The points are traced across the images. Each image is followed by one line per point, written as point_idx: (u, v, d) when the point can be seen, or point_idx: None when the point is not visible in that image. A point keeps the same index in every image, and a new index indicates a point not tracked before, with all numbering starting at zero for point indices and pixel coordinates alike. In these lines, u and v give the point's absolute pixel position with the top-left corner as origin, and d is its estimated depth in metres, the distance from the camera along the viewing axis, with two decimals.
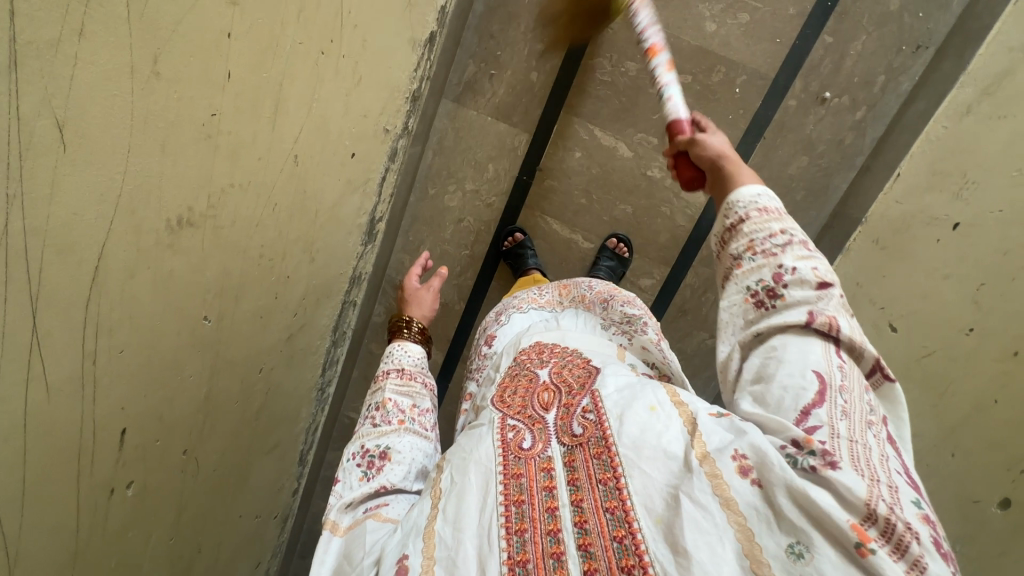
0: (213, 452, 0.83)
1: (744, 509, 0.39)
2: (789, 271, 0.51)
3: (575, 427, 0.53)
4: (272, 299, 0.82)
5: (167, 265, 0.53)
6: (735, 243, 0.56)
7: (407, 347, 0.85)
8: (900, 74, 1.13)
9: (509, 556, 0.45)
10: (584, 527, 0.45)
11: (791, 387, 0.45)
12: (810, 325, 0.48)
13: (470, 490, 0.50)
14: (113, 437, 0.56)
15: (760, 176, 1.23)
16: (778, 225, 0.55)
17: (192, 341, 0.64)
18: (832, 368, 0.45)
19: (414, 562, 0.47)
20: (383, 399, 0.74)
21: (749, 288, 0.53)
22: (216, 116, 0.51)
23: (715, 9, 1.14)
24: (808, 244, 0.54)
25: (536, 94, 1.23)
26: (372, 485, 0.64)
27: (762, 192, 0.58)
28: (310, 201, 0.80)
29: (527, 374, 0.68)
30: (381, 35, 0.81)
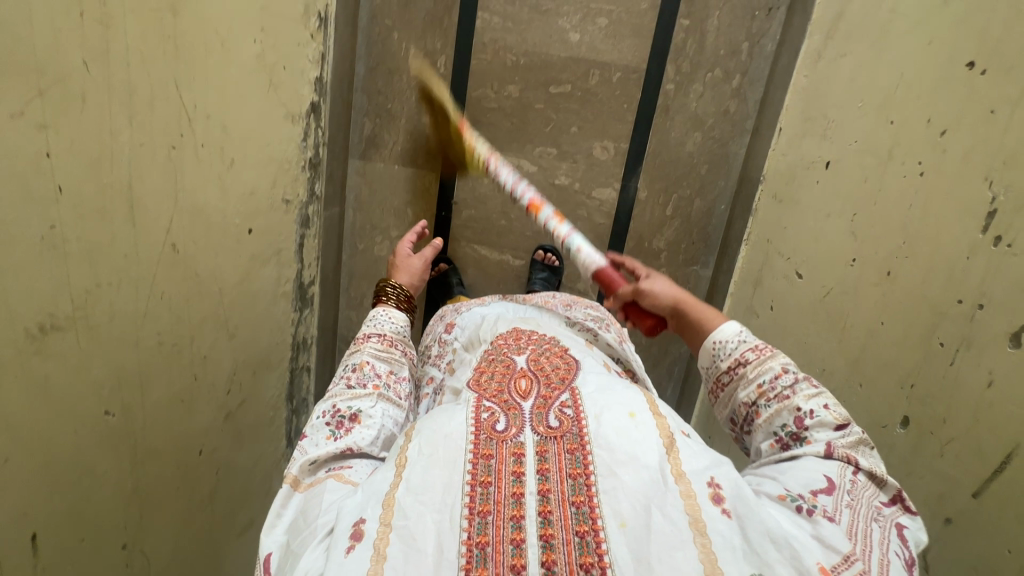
0: (166, 540, 0.85)
1: (713, 532, 0.49)
2: (809, 416, 0.63)
3: (552, 419, 0.61)
4: (192, 382, 0.85)
5: (37, 372, 0.57)
6: (745, 389, 0.68)
7: (391, 314, 0.93)
8: (761, 37, 1.18)
9: (469, 536, 0.51)
10: (547, 518, 0.52)
11: (805, 478, 0.57)
12: (829, 455, 0.60)
13: (439, 467, 0.56)
14: (22, 543, 0.59)
15: (661, 160, 1.27)
16: (777, 363, 0.68)
17: (97, 438, 0.67)
18: (844, 477, 0.58)
19: (369, 526, 0.52)
20: (362, 361, 0.82)
21: (774, 434, 0.65)
22: (56, 228, 0.56)
23: (573, 20, 1.20)
24: (810, 381, 0.67)
25: (434, 135, 1.29)
26: (339, 444, 0.70)
27: (744, 333, 0.71)
28: (208, 282, 0.85)
29: (504, 360, 0.76)
30: (244, 119, 0.87)
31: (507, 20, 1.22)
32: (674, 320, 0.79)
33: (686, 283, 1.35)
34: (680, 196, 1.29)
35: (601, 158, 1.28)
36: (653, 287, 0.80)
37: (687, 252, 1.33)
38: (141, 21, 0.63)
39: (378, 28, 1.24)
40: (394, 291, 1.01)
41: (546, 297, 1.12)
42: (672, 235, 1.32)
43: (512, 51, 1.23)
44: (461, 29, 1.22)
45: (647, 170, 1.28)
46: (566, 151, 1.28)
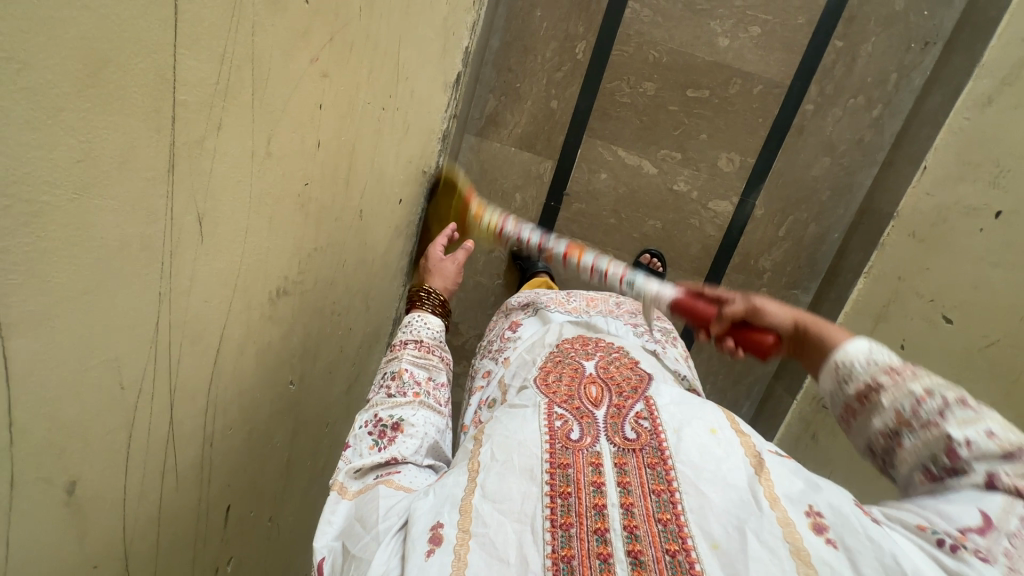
0: (290, 512, 0.81)
1: (819, 562, 0.40)
2: (964, 445, 0.42)
3: (629, 431, 0.55)
4: (339, 353, 0.82)
5: (266, 335, 0.53)
6: (880, 416, 0.46)
7: (427, 319, 0.82)
8: (912, 70, 1.16)
9: (554, 549, 0.44)
10: (634, 533, 0.45)
11: (946, 512, 0.40)
12: (993, 487, 0.41)
13: (515, 474, 0.49)
14: (219, 516, 0.55)
15: (785, 180, 1.25)
16: (920, 384, 0.45)
17: (280, 406, 0.63)
18: (1012, 519, 0.39)
19: (449, 532, 0.45)
20: (400, 368, 0.71)
21: (922, 465, 0.44)
22: (307, 186, 0.52)
23: (726, 25, 1.17)
24: (969, 400, 0.44)
25: (558, 122, 1.26)
26: (383, 455, 0.60)
27: (873, 347, 0.49)
28: (369, 250, 0.81)
29: (573, 363, 0.71)
30: (423, 84, 0.82)
31: (657, 15, 1.18)
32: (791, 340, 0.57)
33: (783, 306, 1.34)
34: (796, 219, 1.28)
35: (724, 170, 1.25)
36: (766, 304, 0.58)
37: (791, 275, 1.32)
38: None
39: (521, 4, 1.20)
40: (429, 295, 0.86)
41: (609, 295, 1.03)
42: (779, 256, 1.30)
43: (656, 47, 1.20)
44: (609, 17, 1.18)
45: (769, 188, 1.26)
46: (690, 157, 1.26)
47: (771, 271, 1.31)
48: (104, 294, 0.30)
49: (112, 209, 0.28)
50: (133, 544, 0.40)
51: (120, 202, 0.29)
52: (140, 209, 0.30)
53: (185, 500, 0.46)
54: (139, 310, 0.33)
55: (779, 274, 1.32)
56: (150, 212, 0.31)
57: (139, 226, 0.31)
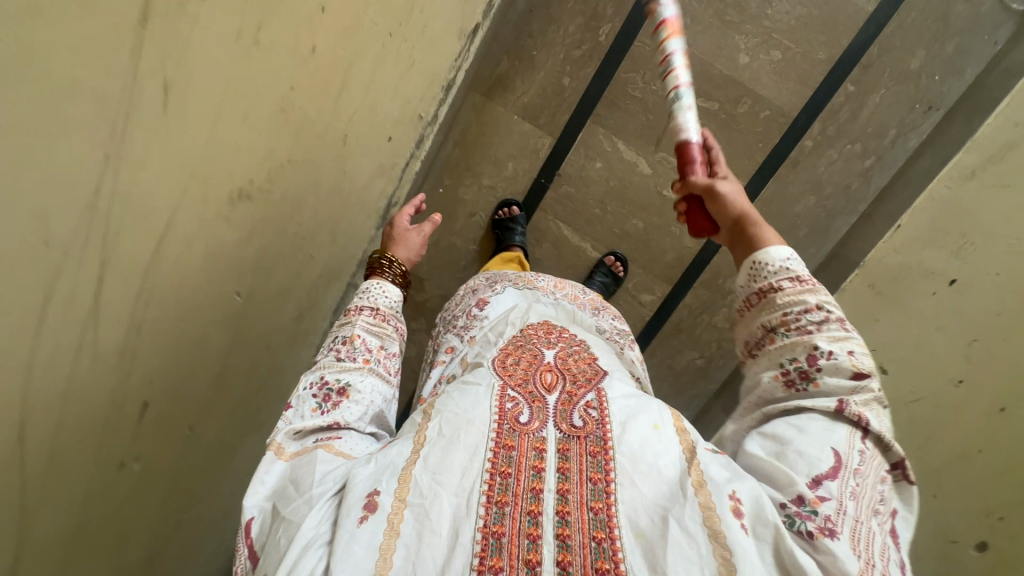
0: (212, 428, 0.80)
1: (734, 541, 0.42)
2: (825, 356, 0.52)
3: (575, 418, 0.54)
4: (294, 278, 0.79)
5: (218, 239, 0.51)
6: (769, 315, 0.57)
7: (386, 287, 0.77)
8: (910, 130, 1.19)
9: (485, 524, 0.45)
10: (564, 518, 0.46)
11: (806, 454, 0.46)
12: (839, 413, 0.49)
13: (460, 450, 0.50)
14: (135, 410, 0.53)
15: (769, 210, 1.27)
16: (813, 298, 0.56)
17: (221, 314, 0.60)
18: (852, 452, 0.47)
19: (385, 500, 0.46)
20: (352, 333, 0.67)
21: (781, 365, 0.55)
22: (291, 92, 0.49)
23: (750, 42, 1.17)
24: (846, 323, 0.54)
25: (566, 100, 1.24)
26: (325, 418, 0.58)
27: (791, 257, 0.58)
28: (347, 180, 0.78)
29: (532, 349, 0.67)
30: (437, 23, 0.79)
31: (687, 15, 1.17)
32: (730, 232, 0.66)
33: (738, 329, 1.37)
34: None
35: None
36: (723, 190, 0.65)
37: None
38: None
39: None
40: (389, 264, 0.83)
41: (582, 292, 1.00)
42: None
43: None
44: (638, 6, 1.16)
45: None
46: None
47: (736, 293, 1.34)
48: (41, 135, 0.28)
49: (64, 45, 0.27)
50: (32, 417, 0.38)
51: (74, 40, 0.27)
52: (93, 53, 0.28)
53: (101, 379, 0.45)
54: (79, 168, 0.31)
55: None
56: (107, 59, 0.29)
57: (91, 71, 0.29)
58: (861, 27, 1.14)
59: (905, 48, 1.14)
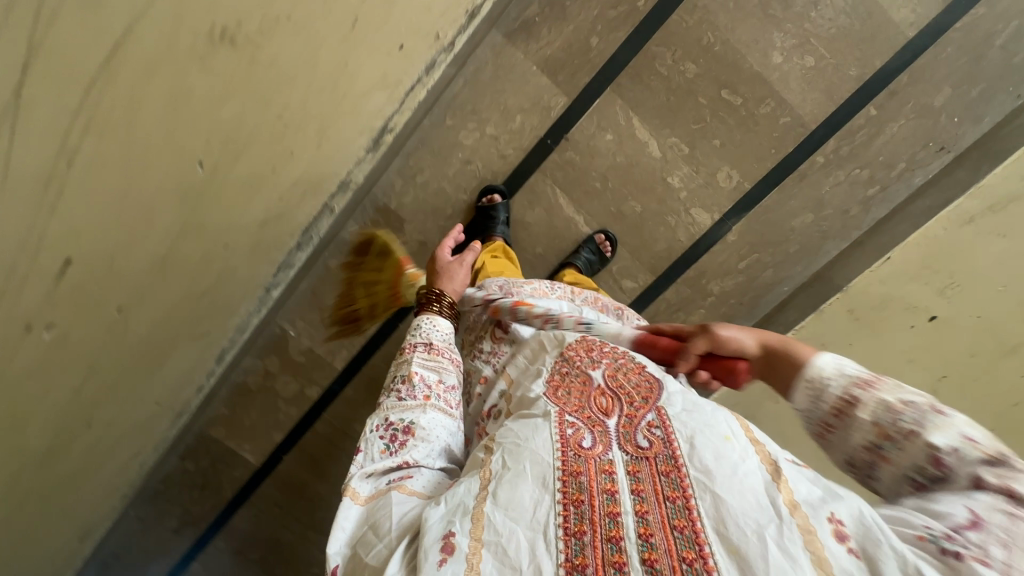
0: (144, 321, 0.71)
1: (842, 573, 0.41)
2: (948, 453, 0.45)
3: (641, 439, 0.57)
4: (267, 173, 0.71)
5: (189, 80, 0.45)
6: (860, 433, 0.50)
7: (436, 321, 0.83)
8: (918, 167, 1.19)
9: (568, 558, 0.47)
10: (650, 541, 0.47)
11: (938, 511, 0.42)
12: (976, 488, 0.43)
13: (528, 481, 0.53)
14: (52, 266, 0.45)
15: (766, 219, 1.25)
16: (893, 395, 0.49)
17: (178, 183, 0.53)
18: (994, 511, 0.40)
19: (461, 540, 0.48)
20: (411, 371, 0.74)
21: (910, 477, 0.47)
22: None
23: (786, 42, 1.13)
24: (943, 407, 0.47)
25: (590, 61, 1.17)
26: (395, 460, 0.64)
27: (842, 363, 0.54)
28: (345, 75, 0.70)
29: (580, 371, 0.69)
30: None
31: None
32: (763, 363, 0.64)
33: None
34: (759, 259, 1.29)
35: (720, 184, 1.24)
36: (730, 334, 0.66)
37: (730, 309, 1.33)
38: None
39: None
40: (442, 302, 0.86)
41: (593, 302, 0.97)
42: (729, 286, 1.32)
43: (714, 32, 1.14)
44: None
45: (750, 219, 1.26)
46: (695, 157, 1.23)
47: (716, 297, 1.33)
48: None
49: None
50: None
51: None
52: None
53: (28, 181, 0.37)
54: None
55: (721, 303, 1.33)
56: None
57: None
58: (897, 51, 1.12)
59: (932, 83, 1.13)
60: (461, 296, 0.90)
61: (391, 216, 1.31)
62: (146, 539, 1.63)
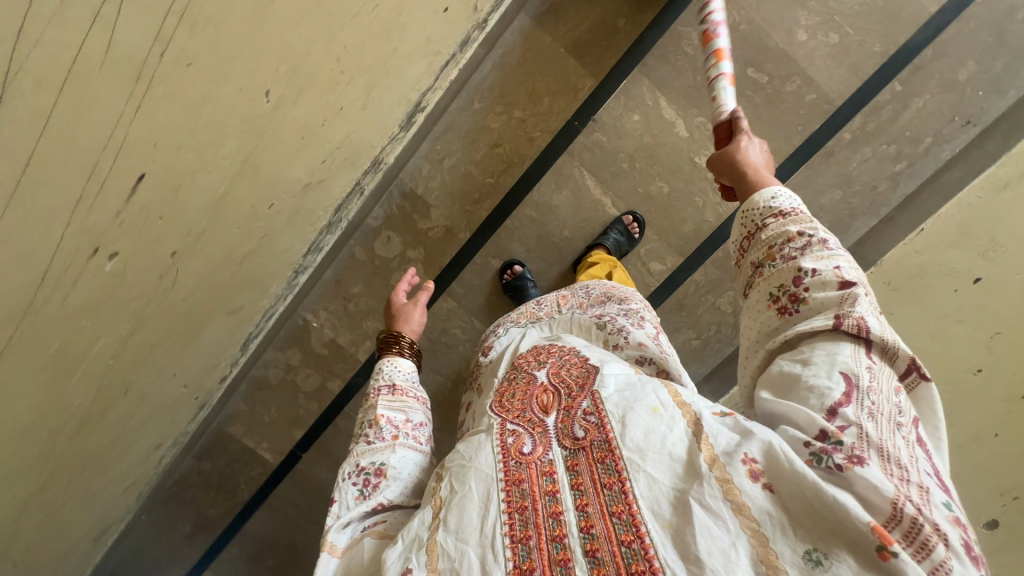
0: (191, 276, 0.70)
1: (758, 512, 0.40)
2: (810, 274, 0.51)
3: (577, 429, 0.53)
4: (317, 125, 0.70)
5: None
6: (755, 252, 0.57)
7: (398, 362, 0.78)
8: (945, 142, 1.19)
9: (516, 564, 0.44)
10: (591, 533, 0.45)
11: (818, 390, 0.44)
12: (837, 329, 0.47)
13: (473, 497, 0.50)
14: (130, 176, 0.44)
15: (795, 197, 1.26)
16: (796, 228, 0.55)
17: (247, 108, 0.53)
18: (859, 368, 0.44)
19: (417, 574, 0.46)
20: (376, 415, 0.68)
21: (773, 293, 0.54)
22: None
23: (811, 20, 1.15)
24: (831, 243, 0.53)
25: (617, 43, 1.19)
26: (369, 504, 0.60)
27: (779, 194, 0.59)
28: (396, 30, 0.71)
29: (525, 376, 0.65)
30: None
31: None
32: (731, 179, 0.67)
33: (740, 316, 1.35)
34: None
35: None
36: (725, 148, 0.68)
37: None
38: None
39: None
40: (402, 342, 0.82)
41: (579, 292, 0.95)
42: None
43: (739, 11, 1.16)
44: None
45: None
46: None
47: None
48: None
49: None
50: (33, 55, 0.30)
51: None
52: None
53: (127, 40, 0.36)
54: None
55: None
56: None
57: None
58: (920, 26, 1.14)
59: (956, 58, 1.15)
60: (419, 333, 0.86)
61: (417, 202, 1.31)
62: (157, 547, 1.56)
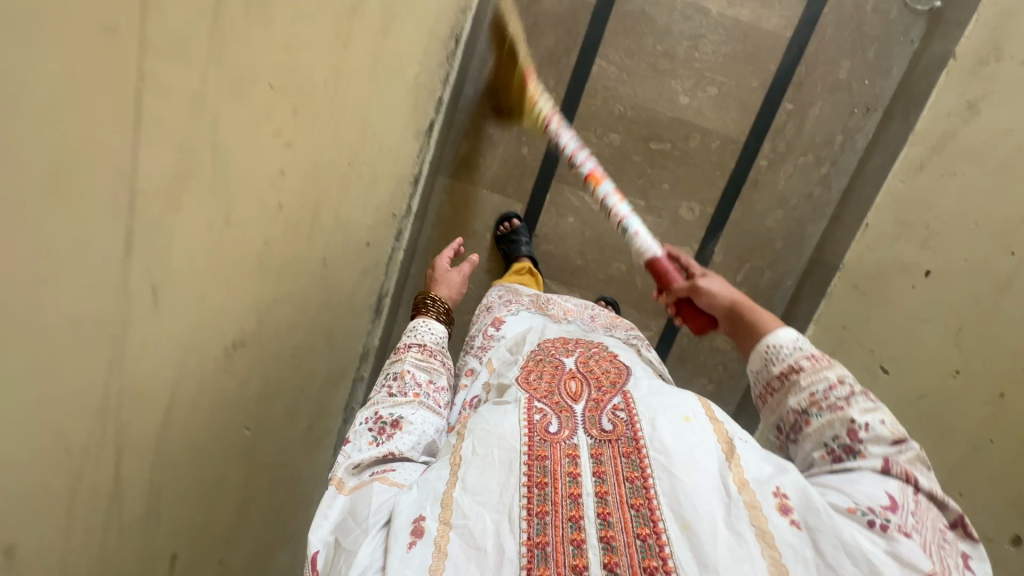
0: (241, 558, 0.81)
1: (782, 543, 0.48)
2: (864, 429, 0.58)
3: (605, 423, 0.59)
4: (298, 395, 0.82)
5: (220, 389, 0.56)
6: (797, 397, 0.63)
7: (430, 325, 0.88)
8: (855, 133, 1.25)
9: (529, 536, 0.50)
10: (608, 519, 0.51)
11: (868, 491, 0.53)
12: (887, 472, 0.55)
13: (496, 466, 0.55)
14: (165, 565, 0.56)
15: (742, 230, 1.32)
16: (834, 373, 0.63)
17: (233, 451, 0.64)
18: (906, 496, 0.53)
19: (430, 524, 0.52)
20: (403, 369, 0.77)
21: (825, 444, 0.60)
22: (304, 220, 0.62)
23: (686, 84, 1.24)
24: (869, 396, 0.61)
25: (528, 168, 1.31)
26: (381, 450, 0.66)
27: (801, 340, 0.66)
28: (333, 294, 0.84)
29: (552, 360, 0.74)
30: (391, 138, 0.87)
31: (622, 73, 1.24)
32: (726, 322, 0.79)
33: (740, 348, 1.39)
34: (753, 265, 1.34)
35: (685, 218, 1.32)
36: (712, 290, 0.81)
37: None
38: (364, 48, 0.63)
39: (495, 55, 1.25)
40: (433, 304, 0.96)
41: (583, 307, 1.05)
42: None
43: (621, 102, 1.26)
44: (577, 73, 1.24)
45: (728, 236, 1.32)
46: (653, 204, 1.32)
47: None
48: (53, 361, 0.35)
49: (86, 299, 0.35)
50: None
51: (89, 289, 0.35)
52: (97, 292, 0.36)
53: (126, 517, 0.46)
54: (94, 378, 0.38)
55: None
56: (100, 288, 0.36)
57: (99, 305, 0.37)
58: (785, 50, 1.21)
59: (830, 62, 1.22)
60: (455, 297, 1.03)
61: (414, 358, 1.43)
62: None
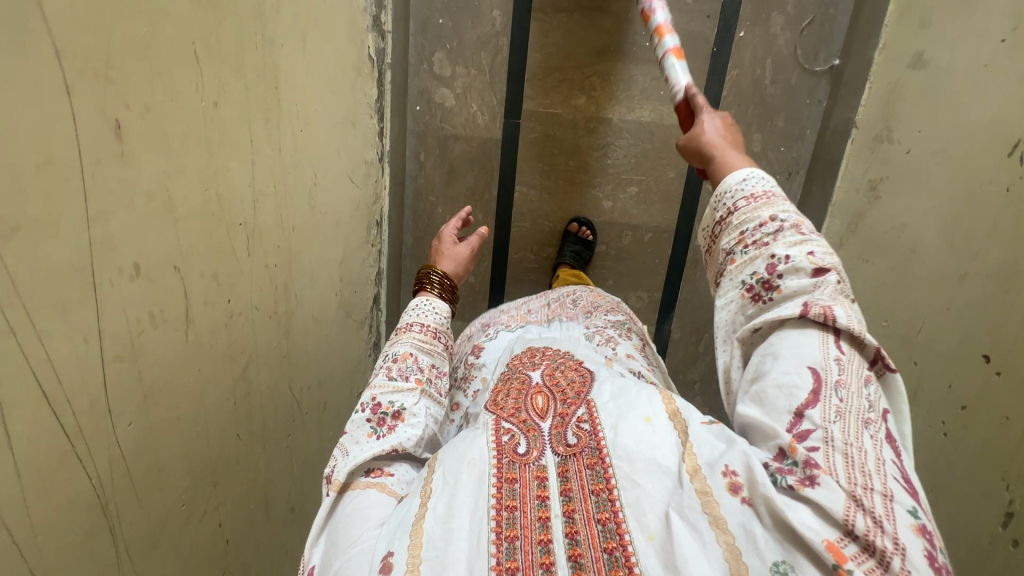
0: None
1: (734, 525, 0.38)
2: (783, 261, 0.48)
3: (569, 434, 0.49)
4: None
5: None
6: (727, 239, 0.53)
7: (434, 302, 0.78)
8: (784, 197, 1.25)
9: (498, 562, 0.40)
10: (574, 538, 0.42)
11: (785, 385, 0.42)
12: (805, 317, 0.45)
13: (465, 490, 0.45)
14: None
15: (693, 305, 1.35)
16: (768, 211, 0.51)
17: None
18: (830, 362, 0.43)
19: (398, 559, 0.42)
20: (404, 352, 0.69)
21: (744, 283, 0.50)
22: (247, 528, 0.72)
23: (605, 190, 1.28)
24: (803, 225, 0.50)
25: (479, 292, 1.39)
26: (384, 444, 0.59)
27: (748, 176, 0.54)
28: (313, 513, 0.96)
29: (517, 376, 0.60)
30: (330, 365, 0.97)
31: (543, 193, 1.30)
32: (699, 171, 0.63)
33: (719, 409, 1.43)
34: (712, 334, 1.37)
35: (636, 306, 1.37)
36: (700, 128, 0.61)
37: (721, 382, 1.41)
38: (269, 366, 0.74)
39: (423, 204, 1.32)
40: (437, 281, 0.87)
41: (569, 289, 1.02)
42: (704, 368, 1.40)
43: (549, 219, 1.32)
44: (501, 203, 1.30)
45: (681, 314, 1.36)
46: None
47: (700, 381, 1.41)
48: None
49: None
50: None
51: None
52: None
53: None
54: None
55: (709, 382, 1.41)
56: None
57: None
58: None
59: (742, 137, 1.22)
60: (461, 274, 0.91)
61: None
62: None
